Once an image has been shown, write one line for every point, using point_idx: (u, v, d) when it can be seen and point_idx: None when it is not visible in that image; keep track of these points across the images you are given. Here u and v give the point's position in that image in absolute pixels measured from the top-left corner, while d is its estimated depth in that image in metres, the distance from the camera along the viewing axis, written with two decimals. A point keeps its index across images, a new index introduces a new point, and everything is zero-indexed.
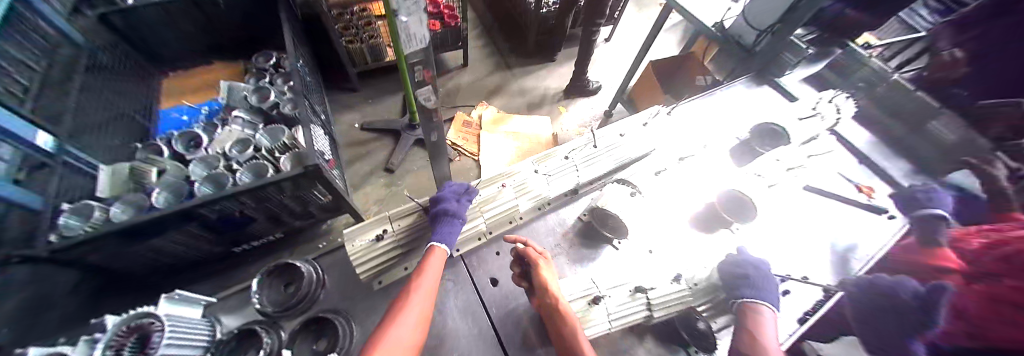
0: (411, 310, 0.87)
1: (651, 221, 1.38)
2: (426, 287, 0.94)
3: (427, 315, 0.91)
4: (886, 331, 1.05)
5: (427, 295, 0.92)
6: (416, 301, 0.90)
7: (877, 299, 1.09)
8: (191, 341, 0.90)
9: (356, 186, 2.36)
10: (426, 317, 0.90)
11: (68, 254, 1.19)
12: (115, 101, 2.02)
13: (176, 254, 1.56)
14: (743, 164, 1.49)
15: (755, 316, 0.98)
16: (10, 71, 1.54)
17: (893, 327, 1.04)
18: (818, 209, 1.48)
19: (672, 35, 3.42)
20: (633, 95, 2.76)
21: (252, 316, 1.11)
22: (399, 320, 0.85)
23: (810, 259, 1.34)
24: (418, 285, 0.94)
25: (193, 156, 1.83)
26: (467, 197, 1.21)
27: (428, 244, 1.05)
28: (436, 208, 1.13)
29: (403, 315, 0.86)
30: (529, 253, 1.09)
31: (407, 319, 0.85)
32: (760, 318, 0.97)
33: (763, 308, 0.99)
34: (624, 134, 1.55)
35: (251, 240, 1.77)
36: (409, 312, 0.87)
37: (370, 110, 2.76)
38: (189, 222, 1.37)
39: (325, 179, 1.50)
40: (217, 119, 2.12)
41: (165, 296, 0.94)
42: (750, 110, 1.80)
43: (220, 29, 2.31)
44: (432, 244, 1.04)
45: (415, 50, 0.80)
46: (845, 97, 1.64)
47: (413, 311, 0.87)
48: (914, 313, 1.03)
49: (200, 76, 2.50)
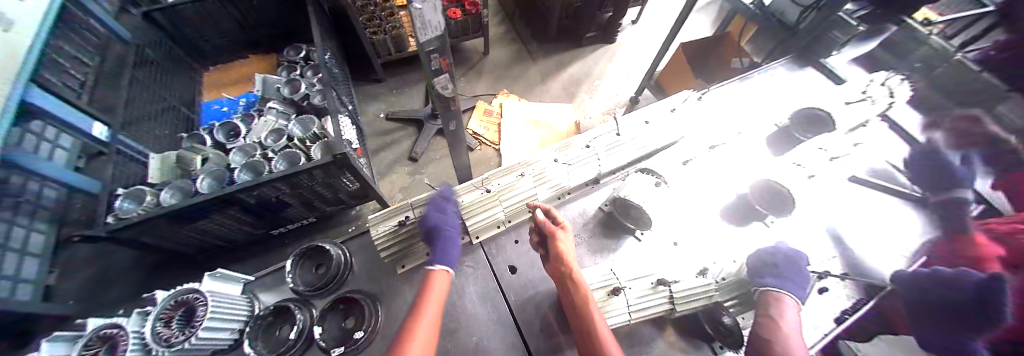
0: (422, 328, 0.85)
1: (676, 213, 1.32)
2: (433, 303, 0.93)
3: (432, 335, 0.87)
4: (940, 328, 0.96)
5: (433, 315, 0.90)
6: (425, 321, 0.88)
7: (929, 289, 0.98)
8: (231, 317, 0.98)
9: (381, 174, 2.44)
10: (432, 337, 0.86)
11: (123, 234, 1.31)
12: (162, 93, 2.17)
13: (222, 235, 1.70)
14: (782, 154, 1.40)
15: (776, 302, 0.91)
16: (67, 67, 1.73)
17: (949, 325, 0.94)
18: (861, 203, 1.37)
19: (706, 15, 3.20)
20: (661, 80, 2.62)
21: (285, 294, 1.19)
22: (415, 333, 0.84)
23: (854, 255, 1.23)
24: (426, 304, 0.92)
25: (233, 145, 1.96)
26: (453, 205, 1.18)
27: (431, 266, 1.03)
28: (427, 223, 1.11)
29: (418, 326, 0.86)
30: (546, 226, 1.07)
31: (419, 337, 0.83)
32: (783, 308, 0.90)
33: (784, 297, 0.92)
34: (649, 121, 1.48)
35: (287, 223, 1.87)
36: (421, 332, 0.85)
37: (394, 100, 2.81)
38: (229, 206, 1.47)
39: (351, 167, 1.55)
40: (253, 110, 2.26)
41: (209, 273, 1.02)
42: (792, 95, 1.66)
43: (254, 26, 2.44)
44: (435, 267, 1.02)
45: (430, 38, 0.80)
46: (900, 80, 1.48)
47: (421, 331, 0.85)
48: (978, 315, 0.90)
49: (236, 69, 2.63)
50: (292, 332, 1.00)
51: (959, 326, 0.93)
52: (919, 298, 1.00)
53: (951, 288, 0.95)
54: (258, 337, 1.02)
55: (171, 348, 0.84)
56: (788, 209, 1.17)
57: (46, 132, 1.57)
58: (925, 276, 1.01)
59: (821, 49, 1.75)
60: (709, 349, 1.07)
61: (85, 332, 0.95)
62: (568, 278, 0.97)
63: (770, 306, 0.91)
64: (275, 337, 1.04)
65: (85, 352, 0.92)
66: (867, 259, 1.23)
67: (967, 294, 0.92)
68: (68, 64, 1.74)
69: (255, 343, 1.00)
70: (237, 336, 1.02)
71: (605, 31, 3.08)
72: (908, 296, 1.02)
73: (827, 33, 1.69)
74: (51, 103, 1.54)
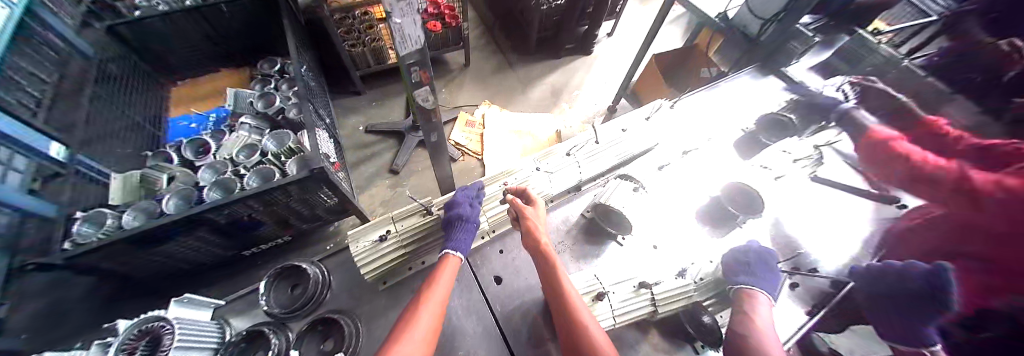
0: (433, 298, 0.90)
1: (654, 216, 1.37)
2: (434, 301, 0.89)
3: (445, 303, 0.92)
4: (897, 317, 0.93)
5: (438, 304, 0.89)
6: (438, 294, 0.91)
7: (885, 279, 1.00)
8: (201, 344, 0.92)
9: (361, 188, 2.39)
10: (444, 308, 0.91)
11: (80, 262, 1.22)
12: (126, 109, 2.07)
13: (190, 258, 1.61)
14: (749, 158, 1.49)
15: (751, 296, 0.96)
16: (22, 84, 1.61)
17: (903, 313, 0.92)
18: (825, 201, 1.45)
19: (675, 27, 3.37)
20: (636, 89, 2.73)
21: (259, 318, 1.13)
22: (428, 299, 0.89)
23: (818, 251, 1.31)
24: (438, 278, 0.96)
25: (202, 162, 1.87)
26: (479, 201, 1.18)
27: (443, 252, 1.04)
28: (450, 214, 1.11)
29: (432, 293, 0.91)
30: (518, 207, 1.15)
31: (429, 308, 0.87)
32: (755, 303, 0.94)
33: (757, 295, 0.96)
34: (626, 129, 1.54)
35: (260, 243, 1.79)
36: (432, 300, 0.89)
37: (374, 113, 2.78)
38: (198, 227, 1.39)
39: (330, 182, 1.51)
40: (224, 126, 2.17)
41: (176, 298, 0.96)
42: (756, 101, 1.77)
43: (226, 39, 2.37)
44: (447, 252, 1.02)
45: (410, 52, 0.80)
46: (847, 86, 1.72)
47: (434, 299, 0.89)
48: (925, 301, 0.88)
49: (206, 83, 2.53)
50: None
51: (909, 312, 0.91)
52: (881, 288, 1.00)
53: (903, 276, 0.95)
54: None
55: None
56: (759, 210, 1.25)
57: None
58: (882, 268, 1.03)
59: (782, 57, 1.88)
60: (691, 349, 1.09)
61: None
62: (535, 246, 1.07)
63: (744, 299, 0.96)
64: None
65: None
66: (830, 255, 1.30)
67: (916, 281, 0.92)
68: (23, 80, 1.61)
69: None
70: None
71: (582, 42, 3.19)
72: (872, 287, 1.02)
73: (786, 43, 1.84)
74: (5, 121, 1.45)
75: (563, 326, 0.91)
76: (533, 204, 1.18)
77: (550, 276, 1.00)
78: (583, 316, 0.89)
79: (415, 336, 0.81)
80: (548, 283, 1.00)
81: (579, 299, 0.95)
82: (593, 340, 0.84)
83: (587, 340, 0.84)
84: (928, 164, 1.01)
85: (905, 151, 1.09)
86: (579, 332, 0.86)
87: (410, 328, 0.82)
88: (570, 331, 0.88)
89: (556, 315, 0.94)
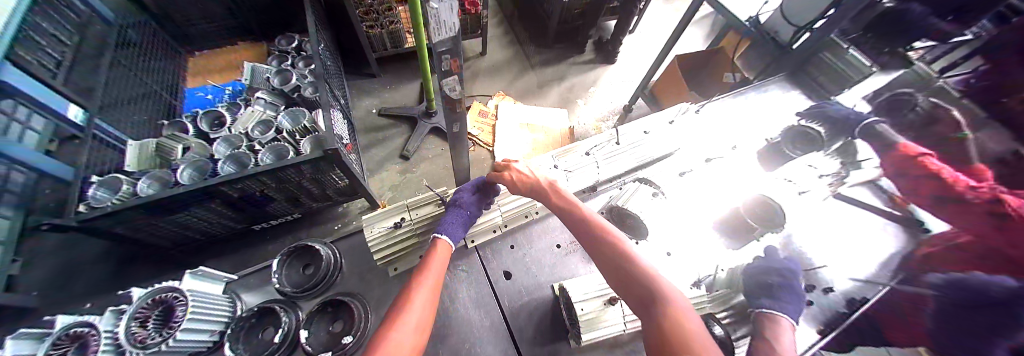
0: (425, 282, 0.87)
1: (671, 223, 1.33)
2: (427, 289, 0.86)
3: (438, 287, 0.89)
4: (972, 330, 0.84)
5: (433, 283, 0.87)
6: (429, 282, 0.88)
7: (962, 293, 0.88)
8: (213, 318, 0.94)
9: (371, 171, 2.39)
10: (438, 295, 0.88)
11: (95, 225, 1.23)
12: (143, 77, 2.05)
13: (203, 230, 1.62)
14: (772, 169, 1.43)
15: (776, 321, 0.89)
16: (44, 46, 1.67)
17: (976, 323, 0.84)
18: (849, 220, 1.39)
19: (699, 28, 3.27)
20: (655, 90, 2.63)
21: (270, 295, 1.14)
22: (420, 284, 0.86)
23: (842, 273, 1.24)
24: (429, 268, 0.92)
25: (217, 135, 1.88)
26: (483, 200, 1.17)
27: (433, 236, 1.03)
28: (463, 211, 1.09)
29: (424, 278, 0.88)
30: (499, 172, 1.17)
31: (424, 289, 0.85)
32: (781, 328, 0.88)
33: (781, 320, 0.91)
34: (648, 132, 1.52)
35: (270, 218, 1.78)
36: (423, 286, 0.86)
37: (388, 97, 2.75)
38: (211, 199, 1.40)
39: (342, 164, 1.50)
40: (241, 99, 2.19)
41: (190, 271, 0.96)
42: (781, 114, 1.72)
43: (245, 11, 2.37)
44: (437, 236, 1.01)
45: (444, 39, 0.78)
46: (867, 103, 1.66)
47: (426, 284, 0.86)
48: (993, 306, 0.82)
49: (224, 56, 2.54)
50: (277, 335, 0.96)
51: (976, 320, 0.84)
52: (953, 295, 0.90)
53: (976, 288, 0.86)
54: (240, 338, 0.98)
55: (145, 350, 0.79)
56: (777, 226, 1.16)
57: (31, 120, 1.65)
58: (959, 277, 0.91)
59: (812, 69, 1.80)
60: None
61: (54, 329, 0.89)
62: (539, 191, 1.11)
63: (769, 323, 0.89)
64: (257, 339, 0.99)
65: (53, 351, 0.85)
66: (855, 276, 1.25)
67: (997, 290, 0.82)
68: (43, 41, 1.67)
69: (235, 346, 0.95)
70: (218, 338, 0.97)
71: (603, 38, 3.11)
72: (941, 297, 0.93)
73: (817, 54, 1.75)
74: (18, 77, 1.51)
75: (588, 244, 0.94)
76: (508, 166, 1.17)
77: (566, 214, 1.05)
78: (607, 233, 0.93)
79: (410, 319, 0.78)
80: (568, 220, 1.04)
81: (601, 221, 0.98)
82: (620, 248, 0.88)
83: (616, 250, 0.88)
84: (958, 184, 0.97)
85: (936, 167, 1.02)
86: (609, 244, 0.90)
87: (406, 308, 0.80)
88: (601, 248, 0.91)
89: (583, 241, 0.96)
